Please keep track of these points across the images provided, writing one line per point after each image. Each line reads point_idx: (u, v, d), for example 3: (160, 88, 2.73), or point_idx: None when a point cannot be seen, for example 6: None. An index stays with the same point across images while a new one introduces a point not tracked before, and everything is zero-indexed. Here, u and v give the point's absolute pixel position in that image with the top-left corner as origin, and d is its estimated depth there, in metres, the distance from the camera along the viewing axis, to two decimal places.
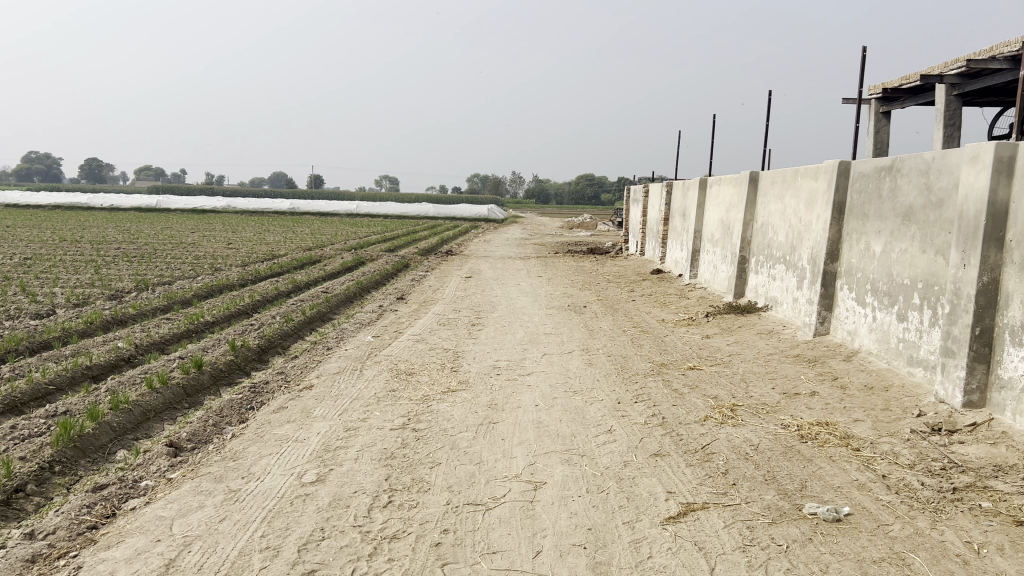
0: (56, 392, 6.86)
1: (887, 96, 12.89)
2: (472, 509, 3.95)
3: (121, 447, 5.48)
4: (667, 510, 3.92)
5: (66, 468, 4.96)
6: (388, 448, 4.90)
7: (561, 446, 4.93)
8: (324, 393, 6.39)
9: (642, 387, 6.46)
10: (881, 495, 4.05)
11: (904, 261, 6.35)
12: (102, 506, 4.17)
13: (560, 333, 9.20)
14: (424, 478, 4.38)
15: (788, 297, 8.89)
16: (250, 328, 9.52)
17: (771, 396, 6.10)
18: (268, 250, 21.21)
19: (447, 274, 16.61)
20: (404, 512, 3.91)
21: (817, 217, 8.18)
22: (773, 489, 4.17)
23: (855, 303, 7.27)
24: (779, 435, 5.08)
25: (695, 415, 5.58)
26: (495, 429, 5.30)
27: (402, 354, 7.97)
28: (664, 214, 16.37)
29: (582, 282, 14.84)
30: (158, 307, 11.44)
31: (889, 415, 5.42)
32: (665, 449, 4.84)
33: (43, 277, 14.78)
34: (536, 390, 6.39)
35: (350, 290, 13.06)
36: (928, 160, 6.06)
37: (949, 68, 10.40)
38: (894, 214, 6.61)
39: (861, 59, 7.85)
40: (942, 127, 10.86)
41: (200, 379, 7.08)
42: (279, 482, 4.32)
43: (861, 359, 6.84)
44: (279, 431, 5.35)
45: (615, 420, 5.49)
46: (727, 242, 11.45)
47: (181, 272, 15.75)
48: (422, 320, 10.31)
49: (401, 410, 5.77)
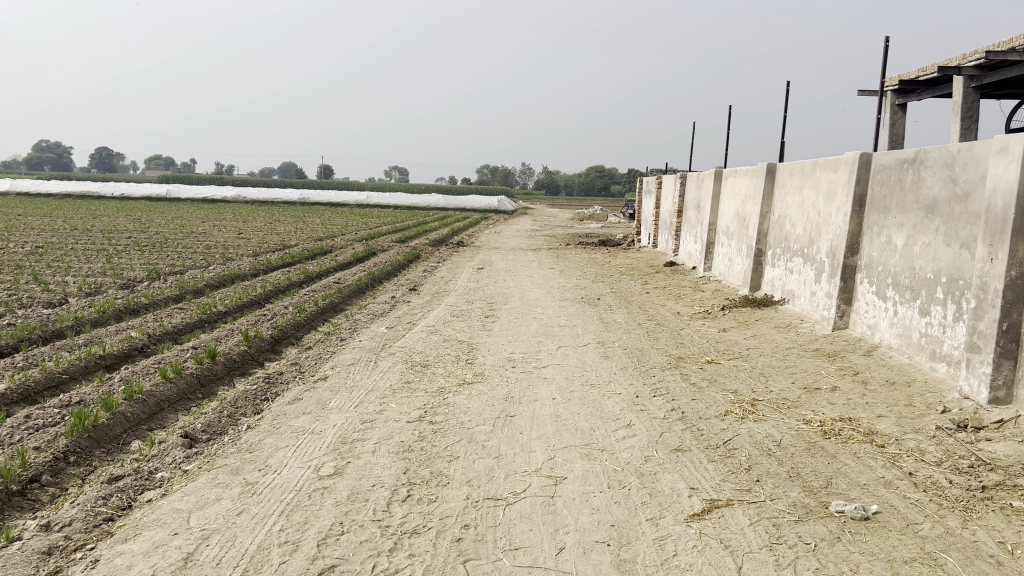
0: (70, 382, 6.84)
1: (904, 87, 12.72)
2: (492, 504, 3.90)
3: (135, 437, 5.45)
4: (691, 507, 3.85)
5: (82, 458, 4.93)
6: (406, 441, 4.84)
7: (580, 441, 4.87)
8: (339, 384, 6.34)
9: (659, 381, 6.40)
10: (909, 493, 3.97)
11: (927, 255, 6.25)
12: (118, 497, 4.13)
13: (574, 325, 9.12)
14: (443, 472, 4.32)
15: (806, 291, 8.79)
16: (262, 318, 9.48)
17: (791, 391, 6.02)
18: (280, 240, 21.20)
19: (459, 265, 16.55)
20: (423, 506, 3.86)
21: (836, 210, 8.06)
22: (798, 486, 4.10)
23: (876, 297, 7.17)
24: (802, 431, 5.00)
25: (715, 410, 5.50)
26: (512, 422, 5.24)
27: (416, 345, 7.92)
28: (678, 206, 16.25)
29: (595, 274, 14.75)
30: (170, 297, 11.42)
31: (913, 411, 5.34)
32: (685, 445, 4.77)
33: (55, 265, 14.78)
34: (553, 383, 6.33)
35: (362, 280, 13.00)
36: (953, 152, 5.95)
37: (968, 59, 10.26)
38: (917, 207, 6.51)
39: (883, 49, 7.72)
40: (960, 119, 10.71)
41: (214, 370, 7.05)
42: (296, 475, 4.27)
43: (882, 353, 6.75)
44: (294, 423, 5.30)
45: (634, 414, 5.42)
46: (743, 234, 11.35)
47: (193, 262, 15.72)
48: (435, 312, 10.25)
49: (417, 403, 5.71)
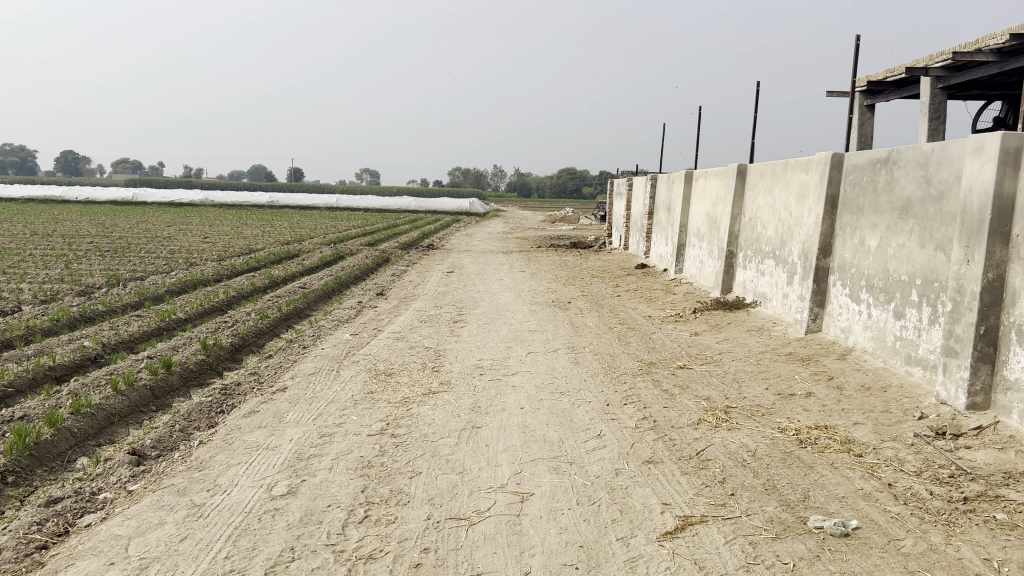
0: (15, 395, 6.52)
1: (871, 88, 12.68)
2: (455, 524, 3.68)
3: (81, 454, 5.16)
4: (663, 525, 3.66)
5: (21, 478, 4.64)
6: (366, 456, 4.61)
7: (548, 453, 4.67)
8: (299, 395, 6.08)
9: (631, 387, 6.21)
10: (890, 507, 3.82)
11: (901, 257, 6.13)
12: (54, 523, 3.85)
13: (544, 330, 8.92)
14: (403, 490, 4.10)
15: (778, 293, 8.67)
16: (223, 325, 9.19)
17: (765, 397, 5.87)
18: (246, 244, 20.84)
19: (428, 268, 16.33)
20: (381, 528, 3.64)
21: (808, 211, 7.95)
22: (774, 500, 3.93)
23: (849, 300, 7.06)
24: (777, 440, 4.84)
25: (688, 418, 5.33)
26: (478, 434, 5.03)
27: (381, 353, 7.67)
28: (649, 209, 16.12)
29: (566, 277, 14.56)
30: (129, 304, 11.06)
31: (889, 418, 5.19)
32: (658, 456, 4.58)
33: (11, 272, 14.33)
34: (521, 391, 6.12)
35: (328, 285, 12.72)
36: (927, 152, 5.84)
37: (934, 60, 10.22)
38: (890, 208, 6.39)
39: (855, 48, 7.62)
40: (927, 120, 10.66)
41: (169, 381, 6.76)
42: (247, 495, 4.02)
43: (856, 357, 6.64)
44: (249, 437, 5.05)
45: (605, 424, 5.23)
46: (714, 236, 11.23)
47: (155, 268, 15.34)
48: (402, 317, 10.00)
49: (379, 414, 5.48)
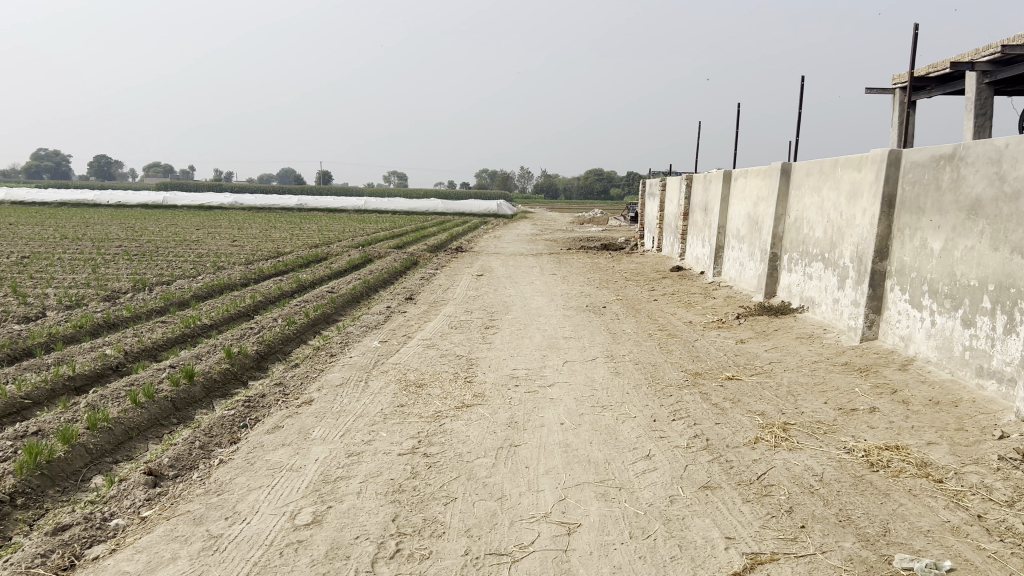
0: (32, 407, 6.26)
1: (915, 84, 12.13)
2: (495, 561, 3.31)
3: (96, 473, 4.87)
4: (730, 564, 3.27)
5: (31, 500, 4.34)
6: (397, 479, 4.26)
7: (594, 477, 4.29)
8: (325, 409, 5.74)
9: (678, 401, 5.81)
10: (984, 544, 3.39)
11: (970, 260, 5.68)
12: (60, 554, 3.52)
13: (580, 337, 8.52)
14: (437, 519, 3.74)
15: (829, 297, 8.21)
16: (249, 332, 8.89)
17: (824, 412, 5.44)
18: (274, 247, 20.69)
19: (458, 271, 16.01)
20: (413, 565, 3.28)
21: (862, 211, 7.48)
22: (851, 534, 3.52)
23: (909, 306, 6.59)
24: (845, 463, 4.42)
25: (743, 437, 4.92)
26: (517, 453, 4.68)
27: (411, 362, 7.31)
28: (684, 209, 15.64)
29: (599, 280, 14.12)
30: (154, 310, 10.81)
31: (966, 437, 4.74)
32: (715, 481, 4.18)
33: (37, 277, 14.19)
34: (561, 404, 5.75)
35: (356, 290, 12.41)
36: (1001, 147, 5.38)
37: (981, 54, 9.67)
38: (957, 207, 5.93)
39: (913, 38, 7.13)
40: (974, 116, 10.09)
41: (191, 392, 6.46)
42: (268, 525, 3.69)
43: (919, 368, 6.18)
44: (271, 457, 4.71)
45: (653, 443, 4.84)
46: (756, 238, 10.78)
47: (182, 272, 15.11)
48: (433, 323, 9.64)
49: (410, 431, 5.14)
